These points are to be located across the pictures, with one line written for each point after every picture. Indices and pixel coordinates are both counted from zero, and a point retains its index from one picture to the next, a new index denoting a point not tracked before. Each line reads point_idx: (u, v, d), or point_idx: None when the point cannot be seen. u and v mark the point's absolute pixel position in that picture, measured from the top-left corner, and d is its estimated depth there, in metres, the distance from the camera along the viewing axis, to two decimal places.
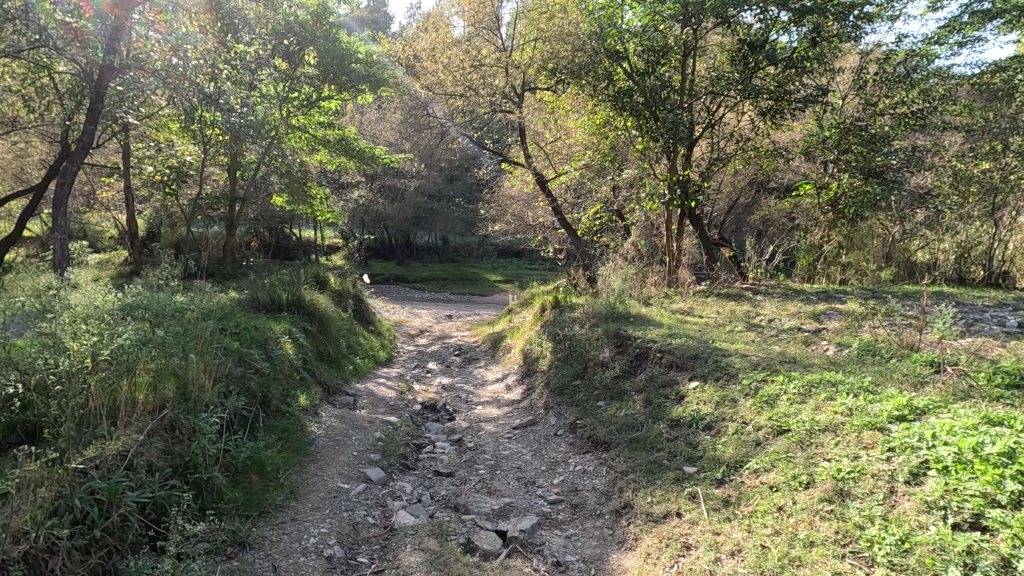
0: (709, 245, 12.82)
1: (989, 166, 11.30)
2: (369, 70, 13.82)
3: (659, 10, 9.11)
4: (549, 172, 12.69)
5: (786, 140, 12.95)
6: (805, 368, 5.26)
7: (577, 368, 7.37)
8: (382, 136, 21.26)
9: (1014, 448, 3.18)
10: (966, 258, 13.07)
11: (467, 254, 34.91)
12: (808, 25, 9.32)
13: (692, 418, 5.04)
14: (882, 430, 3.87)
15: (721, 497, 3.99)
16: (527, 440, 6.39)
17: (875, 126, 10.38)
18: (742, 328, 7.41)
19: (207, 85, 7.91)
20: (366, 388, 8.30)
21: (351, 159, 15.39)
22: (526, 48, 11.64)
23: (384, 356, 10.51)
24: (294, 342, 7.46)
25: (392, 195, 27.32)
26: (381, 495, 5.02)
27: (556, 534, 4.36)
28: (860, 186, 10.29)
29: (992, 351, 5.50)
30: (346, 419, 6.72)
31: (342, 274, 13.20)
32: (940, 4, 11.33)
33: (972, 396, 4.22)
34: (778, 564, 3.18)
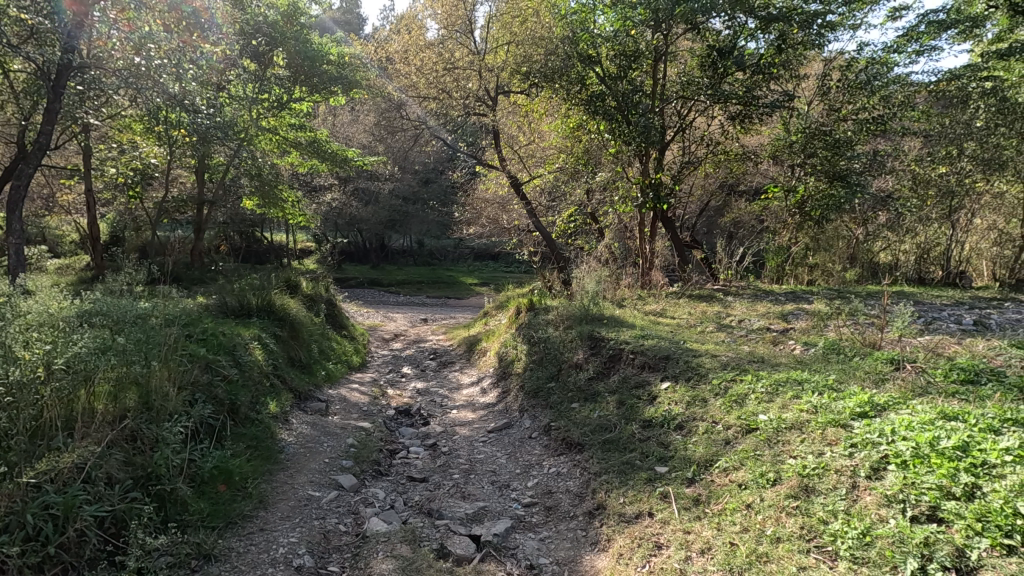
0: (681, 248, 13.02)
1: (946, 171, 11.80)
2: (341, 71, 13.72)
3: (629, 15, 9.54)
4: (523, 176, 12.73)
5: (755, 144, 13.25)
6: (772, 367, 5.38)
7: (551, 370, 7.40)
8: (355, 138, 21.03)
9: (968, 442, 3.32)
10: (925, 259, 13.37)
11: (443, 256, 34.78)
12: (774, 32, 9.62)
13: (663, 418, 5.10)
14: (845, 426, 3.97)
15: (692, 496, 4.04)
16: (502, 443, 6.38)
17: (838, 131, 10.72)
18: (713, 329, 7.55)
19: (173, 86, 7.79)
20: (338, 393, 8.18)
21: (323, 163, 15.17)
22: (499, 51, 11.65)
23: (358, 361, 10.38)
24: (264, 348, 7.31)
25: (366, 198, 27.06)
26: (353, 502, 4.95)
27: (530, 536, 4.35)
28: (825, 189, 10.61)
29: (948, 348, 5.72)
30: (317, 425, 6.60)
31: (315, 278, 12.99)
32: (899, 14, 11.76)
33: (930, 392, 4.37)
34: (746, 561, 3.24)
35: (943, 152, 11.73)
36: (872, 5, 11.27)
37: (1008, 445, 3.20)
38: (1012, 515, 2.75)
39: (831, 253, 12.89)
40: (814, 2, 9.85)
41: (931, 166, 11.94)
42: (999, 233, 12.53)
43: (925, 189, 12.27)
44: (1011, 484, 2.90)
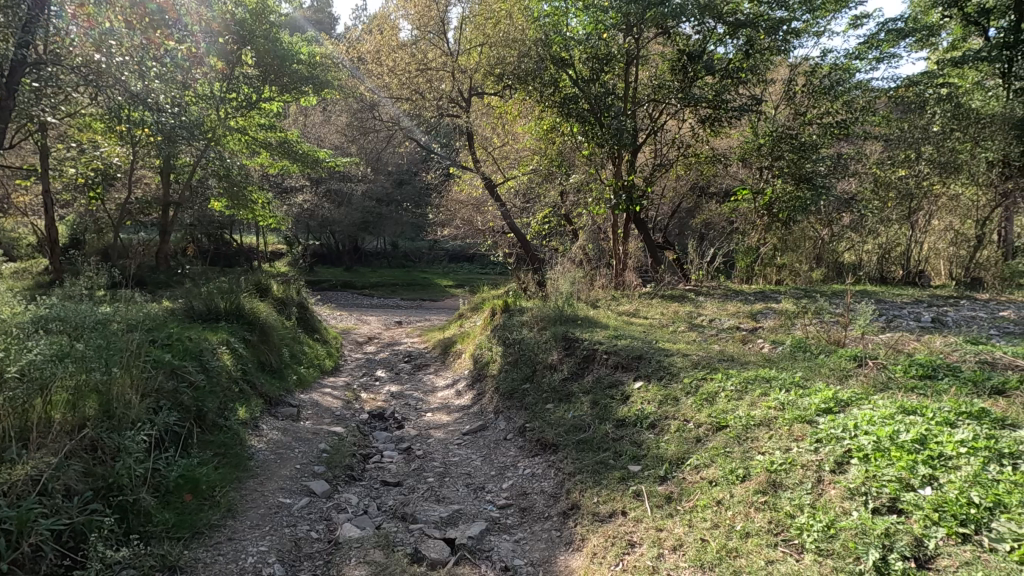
0: (654, 248, 13.18)
1: (904, 173, 12.16)
2: (312, 70, 13.37)
3: (602, 18, 9.64)
4: (497, 177, 12.74)
5: (724, 146, 13.50)
6: (742, 365, 5.49)
7: (526, 372, 7.41)
8: (327, 139, 20.77)
9: (926, 434, 3.44)
10: (886, 259, 13.65)
11: (418, 258, 34.58)
12: (741, 37, 9.87)
13: (636, 417, 5.16)
14: (811, 422, 4.08)
15: (664, 493, 4.09)
16: (477, 445, 6.36)
17: (804, 134, 11.01)
18: (684, 329, 7.67)
19: (135, 83, 7.51)
20: (311, 398, 8.04)
21: (293, 164, 14.91)
22: (472, 52, 11.63)
23: (330, 365, 10.24)
24: (233, 352, 7.14)
25: (338, 200, 26.72)
26: (326, 508, 4.87)
27: (505, 538, 4.35)
28: (792, 191, 10.86)
29: (908, 344, 5.93)
30: (289, 431, 6.48)
31: (286, 281, 12.75)
32: (860, 22, 12.16)
33: (891, 387, 4.52)
34: (716, 556, 3.30)
35: (902, 156, 12.10)
36: (835, 13, 11.65)
37: (963, 437, 3.33)
38: (967, 504, 2.87)
39: (798, 253, 13.19)
40: (780, 9, 10.11)
41: (892, 169, 12.36)
42: (955, 233, 12.89)
43: (886, 191, 12.53)
44: (965, 475, 3.03)
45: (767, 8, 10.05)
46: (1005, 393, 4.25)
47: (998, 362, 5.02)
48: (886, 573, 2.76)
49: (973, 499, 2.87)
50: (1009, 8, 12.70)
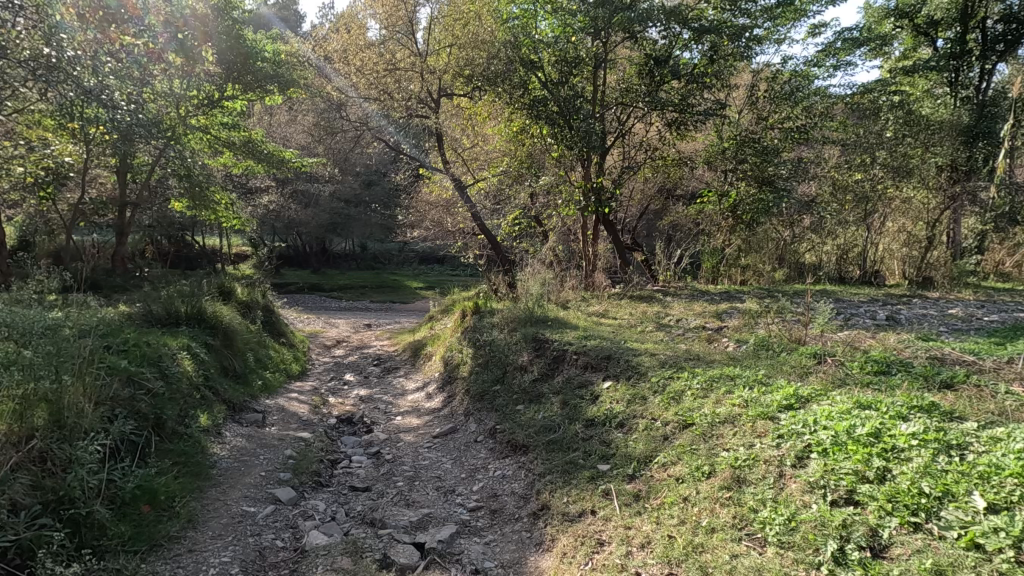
0: (622, 250, 13.34)
1: (860, 177, 12.73)
2: (277, 69, 12.81)
3: (570, 22, 9.70)
4: (467, 179, 12.69)
5: (691, 149, 13.76)
6: (708, 364, 5.61)
7: (497, 373, 7.40)
8: (293, 138, 20.34)
9: (879, 428, 3.58)
10: (844, 261, 13.78)
11: (387, 260, 34.23)
12: (706, 43, 10.08)
13: (605, 417, 5.21)
14: (773, 418, 4.19)
15: (633, 491, 4.14)
16: (447, 448, 6.32)
17: (766, 139, 11.31)
18: (652, 328, 7.79)
19: (89, 79, 7.30)
20: (277, 403, 7.86)
21: (258, 163, 14.55)
22: (442, 53, 11.59)
23: (297, 369, 10.03)
24: (194, 358, 6.92)
25: (305, 201, 26.33)
26: (292, 515, 4.76)
27: (475, 541, 4.33)
28: (756, 194, 11.16)
29: (864, 342, 6.16)
30: (253, 438, 6.32)
31: (251, 284, 12.42)
32: (818, 31, 12.58)
33: (848, 383, 4.68)
34: (683, 552, 3.36)
35: (858, 160, 12.66)
36: (794, 21, 12.01)
37: (914, 430, 3.46)
38: (918, 494, 2.99)
39: (761, 253, 13.43)
40: (743, 16, 10.38)
41: (849, 172, 12.85)
42: (907, 235, 13.24)
43: (843, 194, 12.93)
44: (917, 466, 3.16)
45: (730, 15, 10.30)
46: (953, 386, 4.46)
47: (946, 357, 5.27)
48: (844, 563, 2.85)
49: (924, 489, 3.00)
50: (956, 20, 13.43)
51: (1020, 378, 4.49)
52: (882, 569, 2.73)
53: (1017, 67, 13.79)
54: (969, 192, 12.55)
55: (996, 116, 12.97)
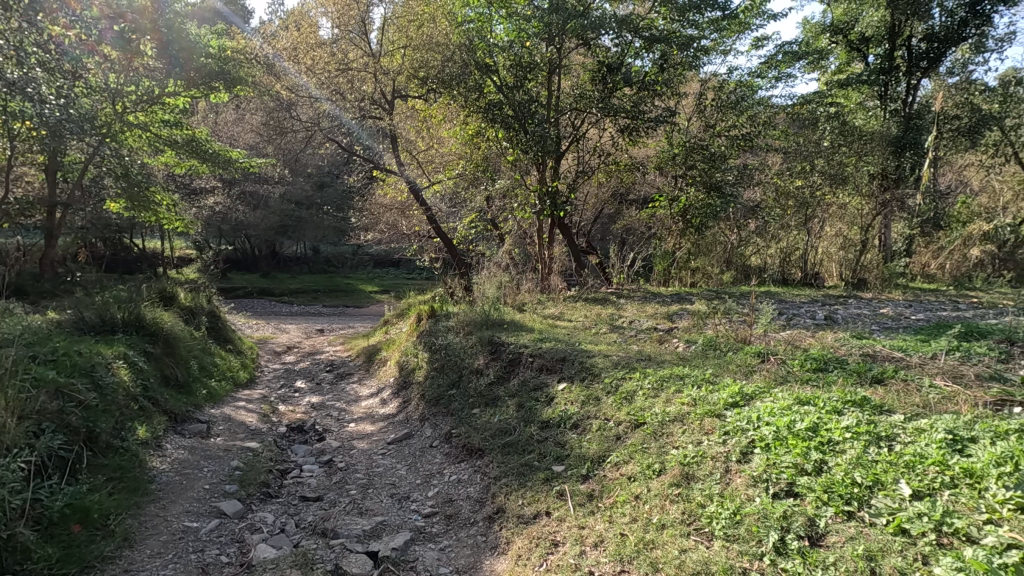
0: (577, 253, 13.51)
1: (801, 184, 13.25)
2: (223, 65, 12.28)
3: (524, 27, 9.77)
4: (422, 181, 12.54)
5: (643, 155, 14.09)
6: (658, 364, 5.75)
7: (453, 377, 7.36)
8: (241, 138, 19.66)
9: (817, 422, 3.76)
10: (788, 263, 14.31)
11: (341, 263, 33.52)
12: (657, 52, 10.35)
13: (560, 418, 5.26)
14: (719, 416, 4.33)
15: (586, 491, 4.20)
16: (402, 455, 6.23)
17: (713, 145, 11.70)
18: (606, 330, 7.94)
19: (12, 71, 6.94)
20: (222, 413, 7.53)
21: (202, 163, 13.88)
22: (395, 54, 11.44)
23: (245, 377, 9.66)
24: (131, 367, 6.56)
25: (254, 203, 25.47)
26: (238, 529, 4.58)
27: (430, 547, 4.29)
28: (704, 199, 11.58)
29: (804, 340, 6.46)
30: (197, 450, 6.05)
31: (195, 288, 11.88)
32: (761, 44, 13.15)
33: (789, 380, 4.92)
34: (634, 549, 3.44)
35: (798, 167, 13.30)
36: (739, 33, 12.49)
37: (848, 423, 3.66)
38: (851, 484, 3.16)
39: (710, 256, 13.78)
40: (691, 27, 10.65)
41: (790, 179, 13.35)
42: (844, 239, 13.90)
43: (786, 200, 13.46)
44: (850, 457, 3.34)
45: (679, 25, 10.60)
46: (883, 381, 4.74)
47: (877, 354, 5.60)
48: (785, 553, 2.99)
49: (857, 479, 3.17)
50: (884, 37, 14.30)
51: (942, 372, 4.81)
52: (819, 557, 2.87)
53: (938, 83, 14.81)
54: (897, 199, 13.45)
55: (920, 128, 13.93)
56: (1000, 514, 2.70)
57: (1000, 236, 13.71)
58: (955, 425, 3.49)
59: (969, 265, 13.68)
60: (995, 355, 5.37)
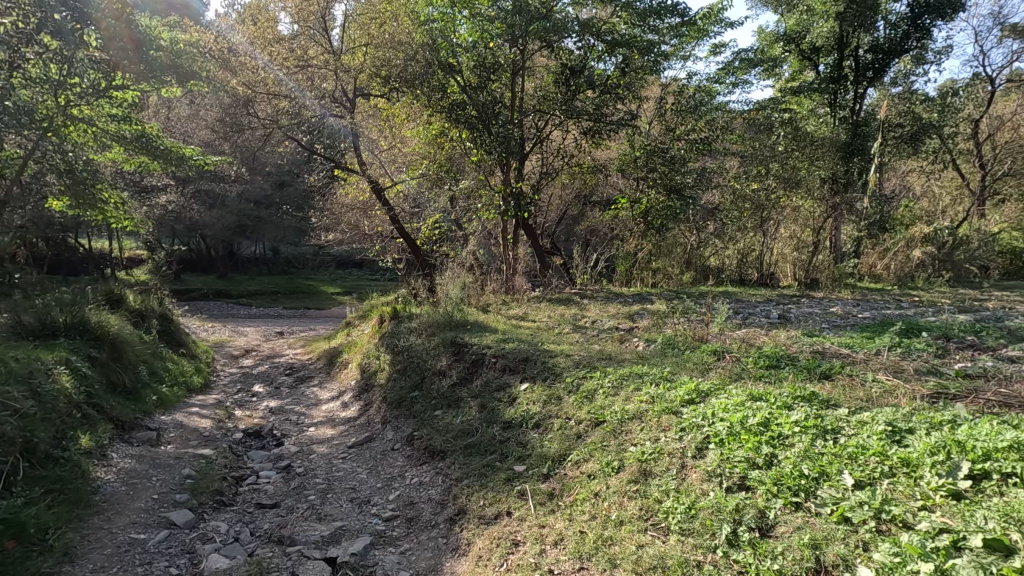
0: (541, 254, 13.59)
1: (757, 186, 13.69)
2: (175, 58, 10.64)
3: (487, 28, 9.67)
4: (384, 181, 12.39)
5: (606, 157, 14.25)
6: (618, 363, 5.83)
7: (415, 379, 7.29)
8: (196, 134, 18.96)
9: (768, 418, 3.89)
10: (745, 263, 14.49)
11: (302, 265, 32.70)
12: (619, 56, 10.47)
13: (522, 418, 5.28)
14: (676, 413, 4.41)
15: (547, 491, 4.24)
16: (363, 458, 6.14)
17: (673, 149, 11.95)
18: (569, 330, 8.01)
19: None
20: (174, 419, 7.26)
21: (153, 160, 12.34)
22: (357, 52, 11.34)
23: (199, 382, 9.32)
24: (75, 373, 6.25)
25: (210, 201, 25.05)
26: (189, 539, 4.43)
27: (390, 551, 4.24)
28: (665, 202, 11.80)
29: (759, 338, 6.63)
30: (145, 458, 5.81)
31: (145, 291, 11.39)
32: (719, 50, 13.53)
33: (743, 377, 5.07)
34: (593, 547, 3.50)
35: (755, 170, 13.68)
36: (698, 40, 12.78)
37: (797, 417, 3.80)
38: (799, 476, 3.29)
39: (671, 257, 14.02)
40: (652, 32, 10.79)
41: (747, 182, 13.73)
42: (798, 240, 14.01)
43: (742, 203, 13.78)
44: (798, 450, 3.47)
45: (640, 31, 10.71)
46: (831, 376, 4.94)
47: (827, 351, 5.81)
48: (736, 544, 3.09)
49: (804, 471, 3.30)
50: (833, 47, 14.90)
51: (884, 368, 5.03)
52: (768, 547, 2.97)
53: (883, 93, 15.55)
54: (847, 203, 13.90)
55: (867, 135, 14.60)
56: (933, 500, 2.86)
57: (939, 238, 14.39)
58: (895, 417, 3.66)
59: (912, 265, 14.26)
60: (933, 351, 5.66)
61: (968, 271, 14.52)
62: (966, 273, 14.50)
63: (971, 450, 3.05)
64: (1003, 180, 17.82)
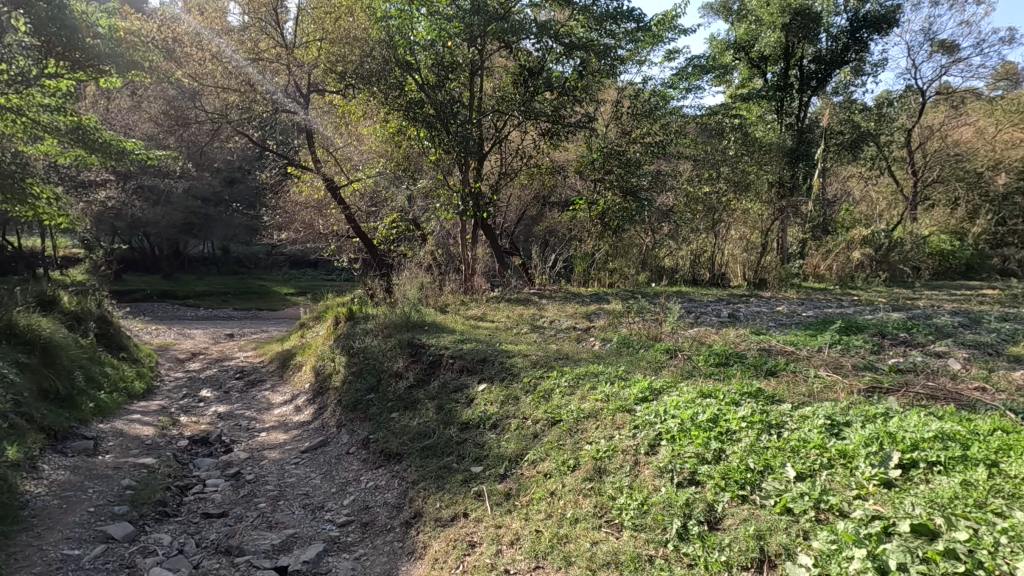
0: (500, 254, 13.62)
1: (708, 189, 14.12)
2: (115, 45, 9.51)
3: (446, 27, 9.63)
4: (340, 179, 12.14)
5: (564, 158, 14.38)
6: (575, 362, 5.90)
7: (371, 381, 7.16)
8: (138, 127, 18.08)
9: (717, 414, 4.01)
10: (698, 264, 14.77)
11: (253, 264, 31.58)
12: (576, 59, 10.61)
13: (479, 419, 5.27)
14: (630, 410, 4.50)
15: (503, 491, 4.25)
16: (316, 463, 5.99)
17: (629, 152, 12.19)
18: (527, 330, 8.05)
19: None
20: (113, 427, 6.90)
21: (90, 154, 11.35)
22: (311, 46, 11.15)
23: (141, 388, 8.88)
24: (0, 381, 5.85)
25: (153, 197, 23.94)
26: (129, 553, 4.22)
27: (344, 557, 4.16)
28: (621, 203, 12.06)
29: (709, 337, 6.84)
30: (81, 469, 5.50)
31: (82, 291, 10.76)
32: (672, 56, 13.90)
33: (694, 374, 5.21)
34: (548, 545, 3.53)
35: (706, 173, 14.11)
36: (653, 46, 13.07)
37: (744, 413, 3.93)
38: (745, 470, 3.41)
39: (626, 258, 14.29)
40: (608, 36, 10.97)
41: (699, 185, 14.12)
42: (747, 242, 14.50)
43: (695, 205, 14.18)
44: (744, 445, 3.60)
45: (597, 35, 10.88)
46: (776, 373, 5.15)
47: (773, 348, 6.06)
48: (686, 538, 3.18)
49: (750, 465, 3.43)
50: (780, 57, 15.52)
51: (825, 364, 5.28)
52: (716, 540, 3.08)
53: (825, 101, 16.33)
54: (792, 206, 14.48)
55: (811, 142, 15.29)
56: (867, 489, 3.02)
57: (876, 240, 15.24)
58: (833, 411, 3.85)
59: (852, 266, 15.01)
60: (869, 348, 5.98)
61: (902, 272, 15.41)
62: (901, 274, 15.38)
63: (901, 441, 3.24)
64: (933, 186, 19.01)
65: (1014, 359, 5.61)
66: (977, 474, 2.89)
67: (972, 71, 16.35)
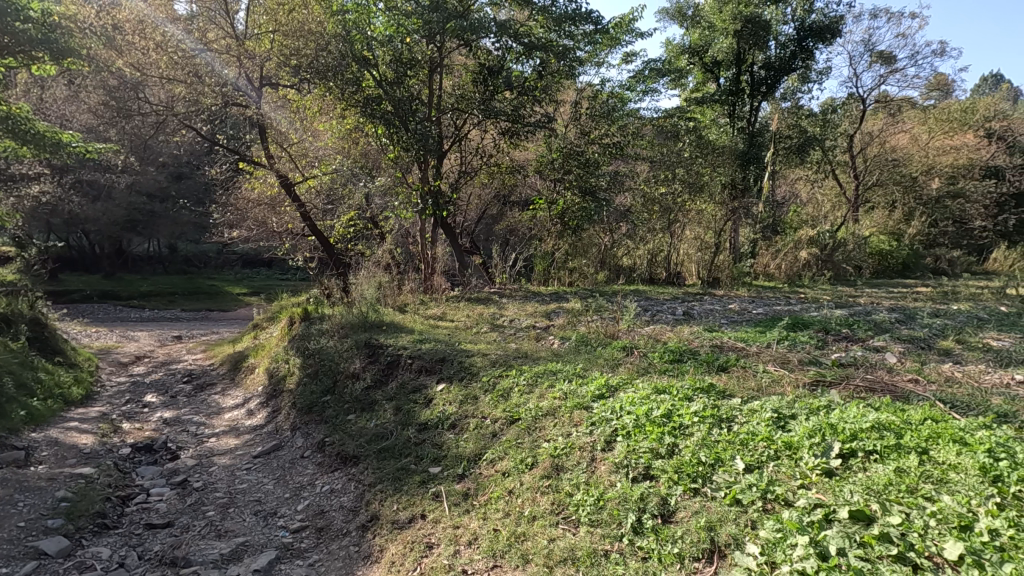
0: (460, 253, 13.54)
1: (664, 190, 14.42)
2: (50, 30, 8.68)
3: (404, 23, 9.50)
4: (295, 176, 11.82)
5: (524, 158, 14.40)
6: (534, 361, 5.91)
7: (327, 383, 6.99)
8: (74, 118, 17.05)
9: (671, 409, 4.10)
10: (654, 263, 15.07)
11: (203, 263, 30.31)
12: (536, 59, 10.63)
13: (438, 419, 5.22)
14: (587, 407, 4.56)
15: (461, 491, 4.23)
16: (269, 468, 5.81)
17: (588, 152, 12.39)
18: (487, 329, 8.04)
19: None
20: (48, 436, 6.52)
21: (20, 146, 10.57)
22: (263, 38, 10.86)
23: (80, 394, 8.41)
24: None
25: (92, 193, 22.75)
26: (64, 568, 4.01)
27: (297, 564, 4.05)
28: (580, 203, 12.33)
29: (664, 334, 6.98)
30: (9, 482, 5.16)
31: (12, 292, 10.08)
32: (630, 59, 14.10)
33: (649, 371, 5.31)
34: (506, 544, 3.54)
35: (662, 175, 14.42)
36: (612, 48, 13.23)
37: (696, 408, 4.04)
38: (697, 463, 3.50)
39: (586, 257, 14.63)
40: (567, 37, 11.05)
41: (656, 185, 14.40)
42: (701, 242, 14.98)
43: (652, 206, 14.48)
44: (697, 439, 3.69)
45: (556, 35, 10.92)
46: (727, 368, 5.31)
47: (725, 345, 6.24)
48: (640, 532, 3.25)
49: (701, 458, 3.53)
50: (732, 62, 15.98)
51: (773, 360, 5.48)
52: (669, 533, 3.16)
53: (775, 106, 16.92)
54: (744, 207, 14.93)
55: (762, 146, 15.79)
56: (810, 478, 3.16)
57: (821, 240, 15.96)
58: (780, 404, 3.99)
59: (799, 265, 15.63)
60: (814, 343, 6.25)
61: (845, 271, 16.16)
62: (844, 272, 16.14)
63: (841, 431, 3.40)
64: (873, 189, 20.02)
65: (944, 353, 5.96)
66: (909, 461, 3.05)
67: (907, 81, 17.30)
